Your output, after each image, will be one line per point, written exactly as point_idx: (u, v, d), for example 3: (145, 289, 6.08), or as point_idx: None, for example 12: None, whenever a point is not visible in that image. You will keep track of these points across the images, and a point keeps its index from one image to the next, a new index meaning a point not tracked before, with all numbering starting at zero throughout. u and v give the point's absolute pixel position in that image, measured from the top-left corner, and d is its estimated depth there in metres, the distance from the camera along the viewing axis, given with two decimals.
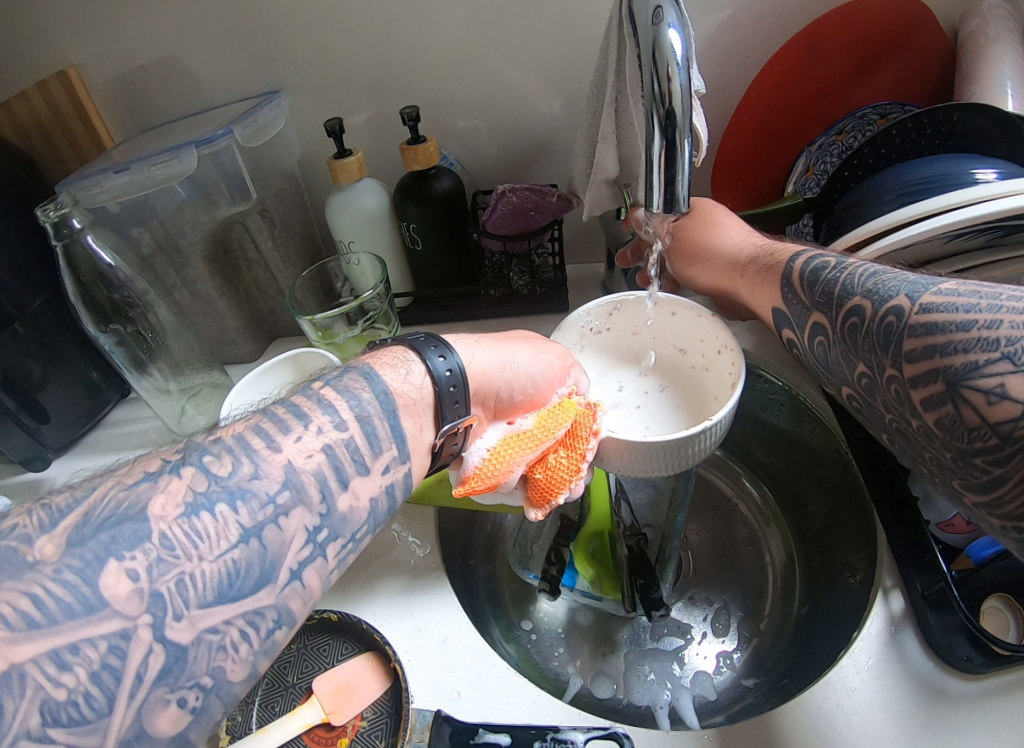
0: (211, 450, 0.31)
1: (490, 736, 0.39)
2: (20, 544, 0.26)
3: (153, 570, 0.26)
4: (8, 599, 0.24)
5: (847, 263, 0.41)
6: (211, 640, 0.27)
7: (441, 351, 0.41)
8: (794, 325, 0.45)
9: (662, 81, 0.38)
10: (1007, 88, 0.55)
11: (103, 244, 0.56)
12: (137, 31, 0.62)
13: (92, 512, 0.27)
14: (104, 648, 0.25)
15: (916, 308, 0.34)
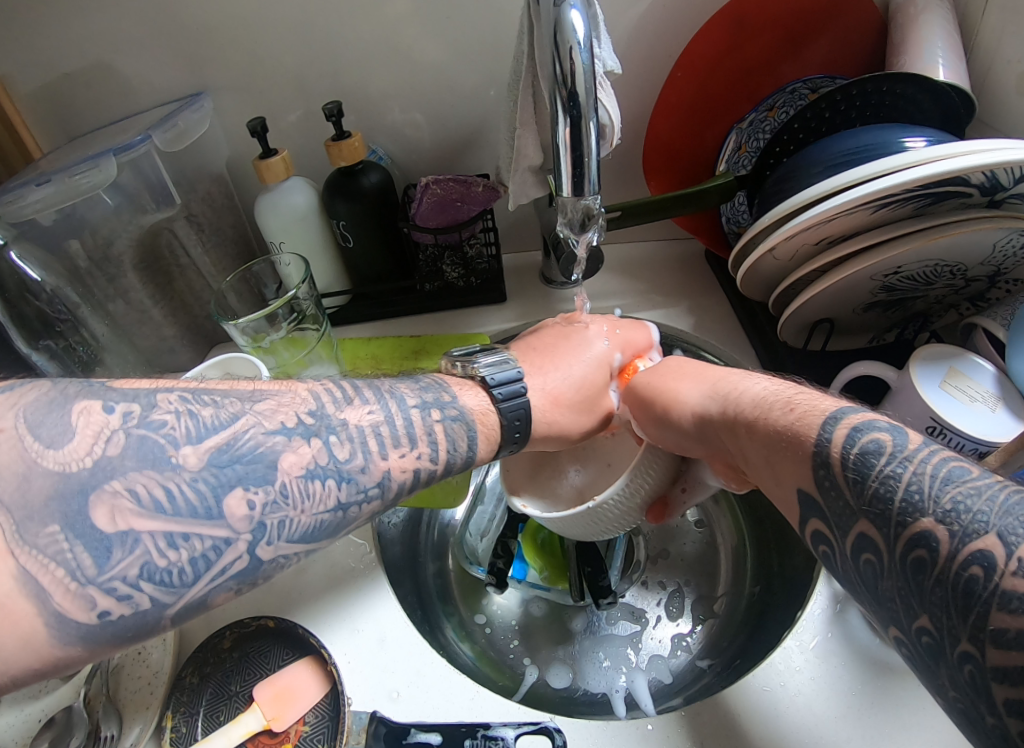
0: (338, 431, 0.33)
1: (421, 735, 0.39)
2: (168, 444, 0.27)
3: (267, 506, 0.29)
4: (145, 483, 0.26)
5: (912, 459, 0.27)
6: (280, 563, 0.31)
7: (514, 385, 0.43)
8: (829, 528, 0.29)
9: (564, 62, 0.38)
10: (937, 58, 0.52)
11: (29, 261, 0.55)
12: (51, 39, 0.60)
13: (235, 441, 0.29)
14: (209, 543, 0.27)
15: (1016, 561, 0.21)
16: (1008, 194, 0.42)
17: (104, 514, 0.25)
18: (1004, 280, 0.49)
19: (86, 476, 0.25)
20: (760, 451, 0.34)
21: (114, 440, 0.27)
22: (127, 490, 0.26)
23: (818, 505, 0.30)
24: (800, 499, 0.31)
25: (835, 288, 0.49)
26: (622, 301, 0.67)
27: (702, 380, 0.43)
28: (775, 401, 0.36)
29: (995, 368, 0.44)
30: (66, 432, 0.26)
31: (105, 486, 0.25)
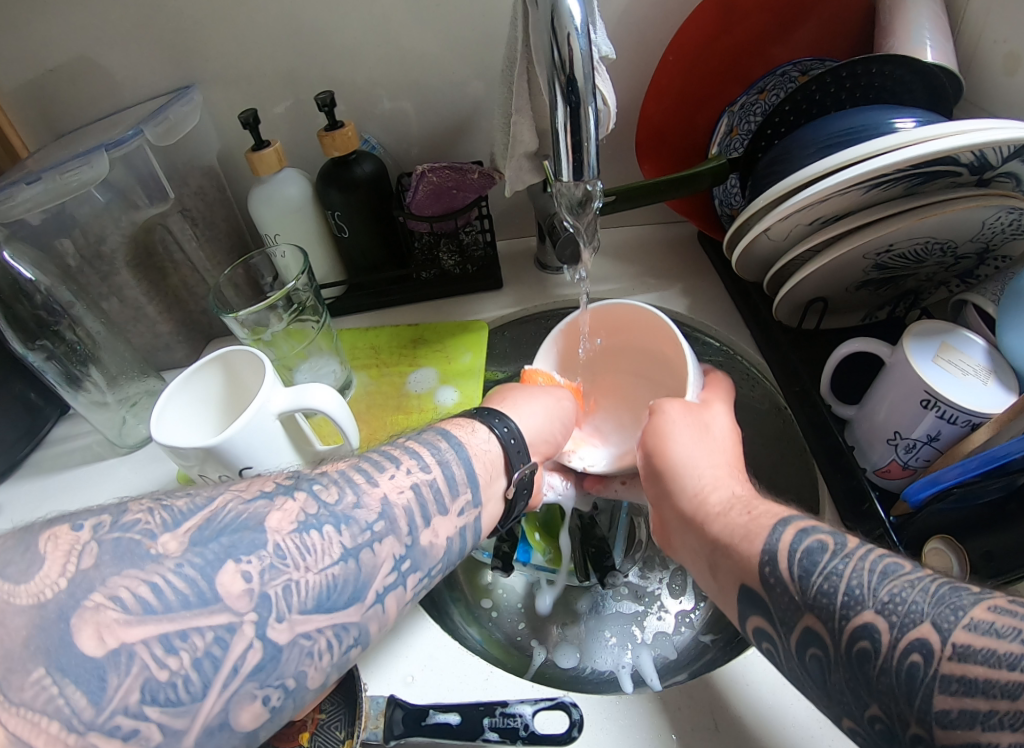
0: (320, 479, 0.35)
1: (440, 716, 0.39)
2: (144, 538, 0.28)
3: (264, 574, 0.29)
4: (127, 586, 0.26)
5: (851, 555, 0.30)
6: (302, 645, 0.29)
7: (499, 419, 0.45)
8: (776, 627, 0.31)
9: (562, 47, 0.38)
10: (925, 39, 0.52)
11: (21, 259, 0.54)
12: (34, 35, 0.59)
13: (214, 517, 0.30)
14: (210, 637, 0.27)
15: (949, 647, 0.24)
16: (997, 173, 0.43)
17: (90, 636, 0.24)
18: (993, 257, 0.50)
19: (64, 599, 0.25)
20: (706, 541, 0.37)
21: (87, 551, 0.26)
22: (110, 600, 0.25)
23: (761, 600, 0.32)
24: (743, 593, 0.33)
25: (828, 268, 0.50)
26: (617, 285, 0.68)
27: (704, 449, 0.43)
28: (736, 501, 0.38)
29: (986, 343, 0.45)
30: (34, 563, 0.25)
31: (85, 602, 0.25)
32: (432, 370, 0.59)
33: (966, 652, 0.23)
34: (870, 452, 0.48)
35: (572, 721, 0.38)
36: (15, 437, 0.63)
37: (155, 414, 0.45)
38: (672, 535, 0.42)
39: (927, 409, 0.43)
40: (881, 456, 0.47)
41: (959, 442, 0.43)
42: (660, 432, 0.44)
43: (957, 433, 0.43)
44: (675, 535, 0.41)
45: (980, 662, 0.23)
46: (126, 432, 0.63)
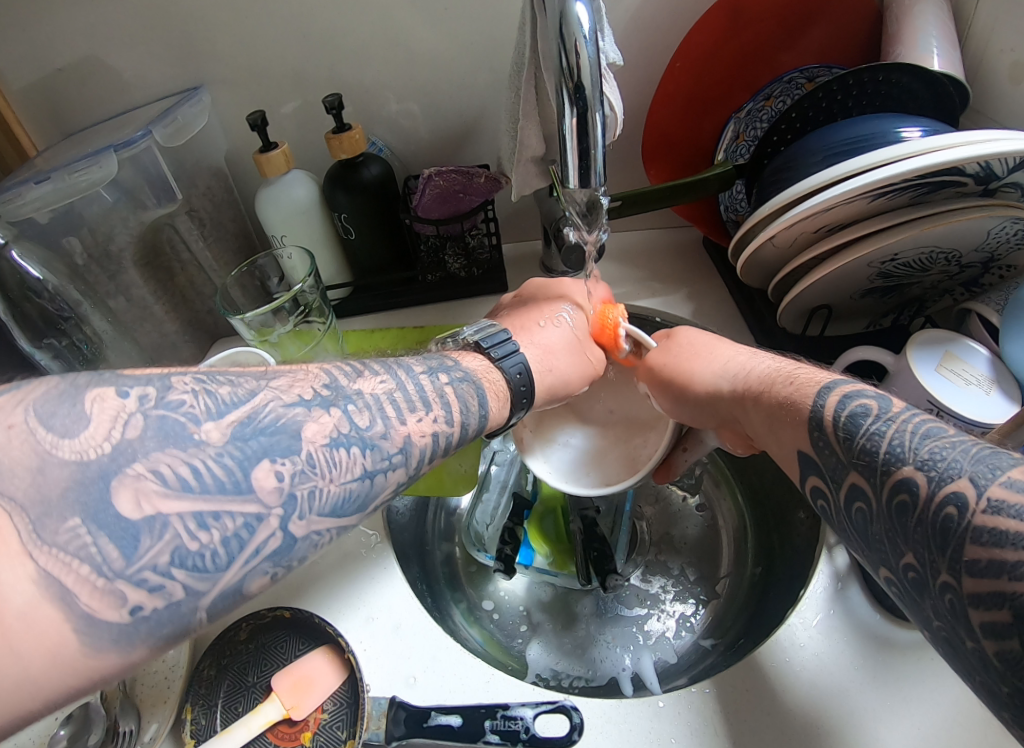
0: (355, 399, 0.33)
1: (442, 717, 0.40)
2: (188, 422, 0.27)
3: (295, 476, 0.29)
4: (167, 462, 0.25)
5: (895, 418, 0.31)
6: (312, 540, 0.30)
7: (510, 353, 0.46)
8: (826, 477, 0.33)
9: (570, 54, 0.38)
10: (931, 48, 0.53)
11: (30, 259, 0.55)
12: (45, 35, 0.59)
13: (256, 415, 0.29)
14: (240, 522, 0.27)
15: (984, 501, 0.24)
16: (1003, 182, 0.43)
17: (128, 499, 0.24)
18: (997, 267, 0.50)
19: (106, 462, 0.24)
20: (765, 413, 0.39)
21: (132, 423, 0.26)
22: (150, 472, 0.25)
23: (814, 461, 0.34)
24: (800, 457, 0.36)
25: (832, 276, 0.50)
26: (622, 289, 0.68)
27: (726, 353, 0.47)
28: (781, 375, 0.41)
29: (988, 352, 0.45)
30: (80, 420, 0.24)
31: (126, 469, 0.25)
32: None
33: (999, 506, 0.24)
34: None
35: (572, 724, 0.38)
36: None
37: None
38: (747, 433, 0.44)
39: None
40: None
41: None
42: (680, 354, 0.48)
43: None
44: (745, 425, 0.43)
45: (1012, 516, 0.23)
46: None
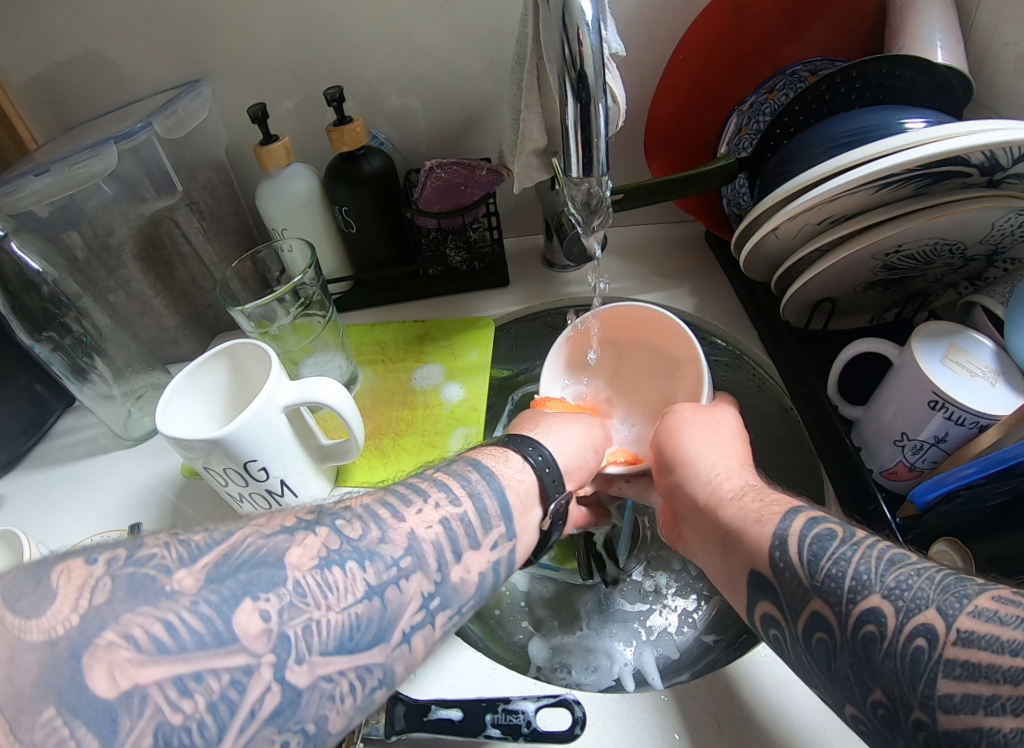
0: (343, 515, 0.33)
1: (442, 711, 0.39)
2: (160, 573, 0.26)
3: (284, 613, 0.28)
4: (141, 624, 0.24)
5: (859, 544, 0.32)
6: (322, 688, 0.28)
7: (531, 445, 0.44)
8: (783, 607, 0.33)
9: (573, 44, 0.37)
10: (935, 40, 0.52)
11: (29, 251, 0.54)
12: (45, 28, 0.59)
13: (232, 552, 0.29)
14: (227, 679, 0.25)
15: (955, 632, 0.26)
16: (1008, 174, 0.43)
17: (101, 675, 0.23)
18: (1001, 259, 0.50)
19: (75, 636, 0.23)
20: (716, 524, 0.39)
21: (101, 587, 0.25)
22: (123, 638, 0.24)
23: (772, 587, 0.34)
24: (752, 578, 0.35)
25: (836, 268, 0.50)
26: (624, 284, 0.67)
27: (718, 445, 0.45)
28: (749, 490, 0.40)
29: (994, 344, 0.45)
30: (46, 596, 0.24)
31: (98, 640, 0.24)
32: (438, 366, 0.59)
33: (969, 637, 0.25)
34: (879, 455, 0.48)
35: (575, 718, 0.38)
36: (21, 429, 0.63)
37: (159, 406, 0.45)
38: (679, 523, 0.44)
39: (935, 410, 0.43)
40: (889, 457, 0.47)
41: (967, 443, 0.42)
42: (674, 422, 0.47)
43: (966, 435, 0.43)
44: (686, 524, 0.42)
45: (985, 647, 0.25)
46: (131, 427, 0.63)
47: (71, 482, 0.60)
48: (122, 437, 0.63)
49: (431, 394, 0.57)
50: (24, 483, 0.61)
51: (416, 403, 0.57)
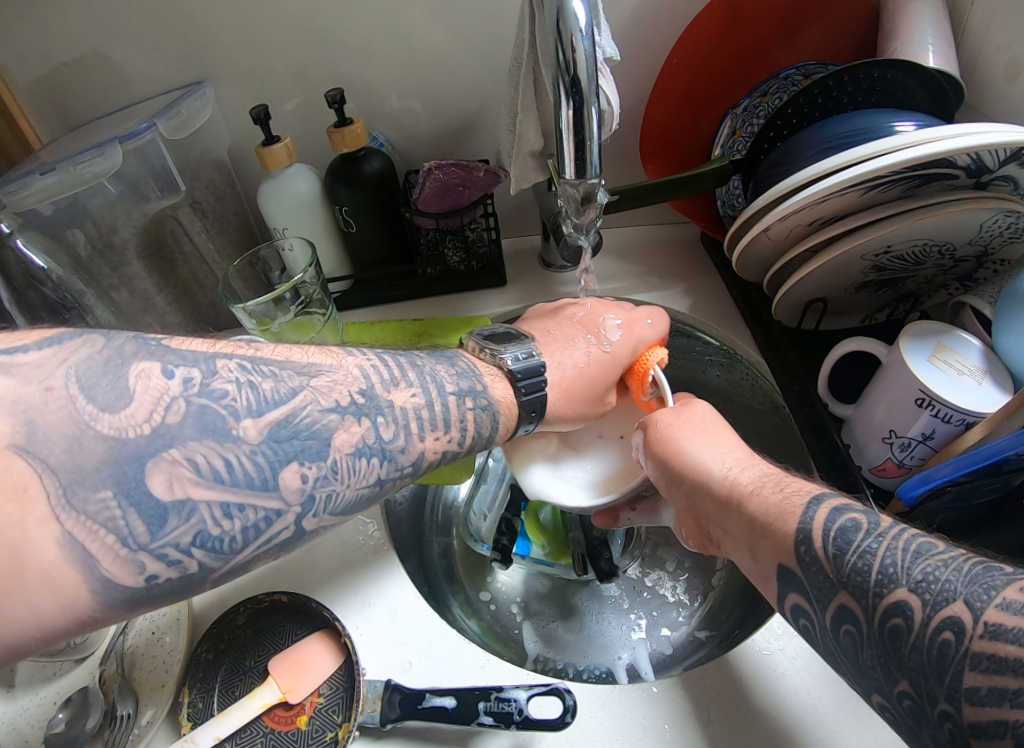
0: (384, 412, 0.35)
1: (436, 699, 0.39)
2: (228, 415, 0.29)
3: (317, 480, 0.31)
4: (204, 453, 0.27)
5: (885, 534, 0.31)
6: (317, 531, 0.32)
7: (527, 359, 0.44)
8: (810, 596, 0.32)
9: (566, 50, 0.38)
10: (927, 44, 0.53)
11: (34, 249, 0.55)
12: (52, 29, 0.60)
13: (292, 417, 0.31)
14: (260, 515, 0.29)
15: (981, 625, 0.25)
16: (994, 176, 0.44)
17: (162, 482, 0.26)
18: (991, 261, 0.51)
19: (142, 443, 0.26)
20: (742, 520, 0.37)
21: (173, 407, 0.27)
22: (185, 459, 0.27)
23: (799, 581, 0.32)
24: (781, 573, 0.34)
25: (826, 269, 0.51)
26: (620, 284, 0.68)
27: (719, 438, 0.44)
28: (767, 480, 0.38)
29: (982, 344, 0.46)
30: (122, 398, 0.26)
31: (162, 454, 0.26)
32: None
33: (997, 631, 0.25)
34: (867, 453, 0.49)
35: (566, 706, 0.38)
36: None
37: None
38: (710, 532, 0.42)
39: (922, 409, 0.44)
40: (878, 455, 0.48)
41: (953, 440, 0.43)
42: (674, 430, 0.45)
43: (952, 433, 0.43)
44: (715, 530, 0.40)
45: (1011, 641, 0.24)
46: None
47: None
48: None
49: None
50: None
51: None
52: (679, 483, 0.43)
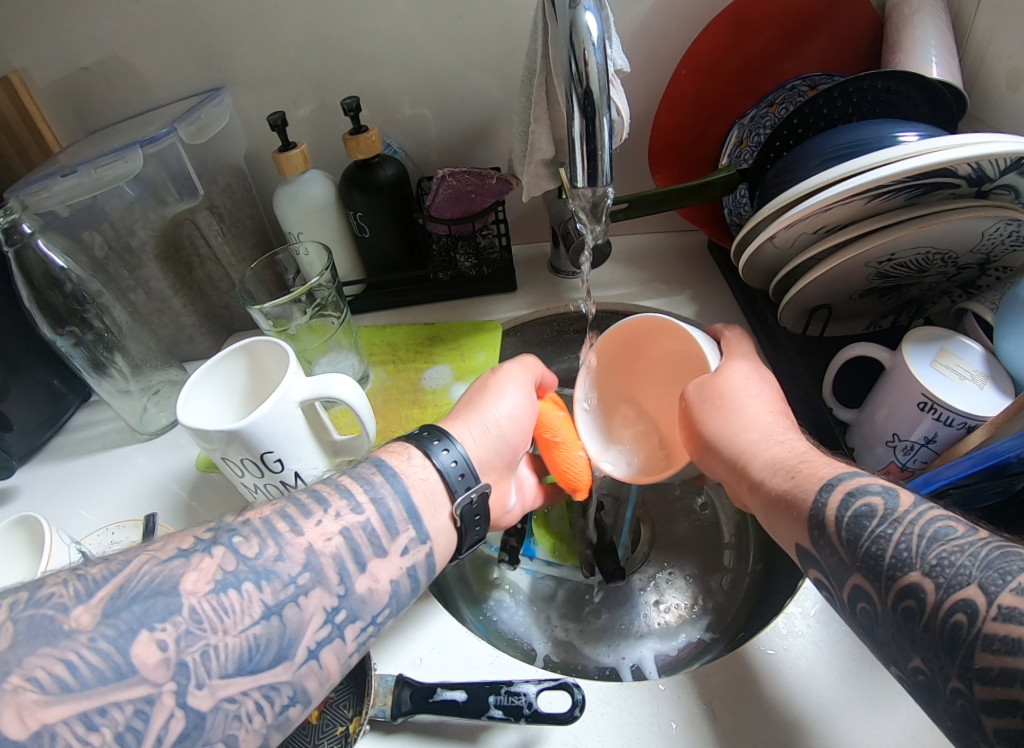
0: (239, 531, 0.34)
1: (447, 693, 0.40)
2: (58, 612, 0.28)
3: (181, 641, 0.29)
4: (43, 665, 0.26)
5: (901, 520, 0.32)
6: (228, 708, 0.29)
7: (443, 443, 0.43)
8: (828, 576, 0.35)
9: (578, 61, 0.40)
10: (930, 56, 0.54)
11: (54, 249, 0.56)
12: (77, 34, 0.62)
13: (126, 585, 0.30)
14: (130, 710, 0.27)
15: (994, 607, 0.26)
16: (997, 184, 0.45)
17: (11, 719, 0.24)
18: (993, 268, 0.52)
19: None
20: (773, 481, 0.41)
21: (3, 631, 0.26)
22: (27, 681, 0.25)
23: (817, 559, 0.36)
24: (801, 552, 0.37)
25: (831, 276, 0.52)
26: (627, 290, 0.70)
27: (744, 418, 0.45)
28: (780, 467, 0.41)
29: (983, 349, 0.46)
30: None
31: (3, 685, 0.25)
32: (447, 367, 0.61)
33: (1010, 613, 0.26)
34: (874, 455, 0.49)
35: (575, 701, 0.39)
36: (40, 421, 0.65)
37: (182, 403, 0.47)
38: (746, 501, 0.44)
39: (925, 412, 0.45)
40: (882, 458, 0.49)
41: (955, 443, 0.44)
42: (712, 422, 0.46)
43: (954, 436, 0.44)
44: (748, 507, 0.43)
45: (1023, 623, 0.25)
46: (147, 418, 0.66)
47: (88, 473, 0.63)
48: (138, 431, 0.65)
49: (439, 393, 0.59)
50: (44, 473, 0.63)
51: (425, 402, 0.59)
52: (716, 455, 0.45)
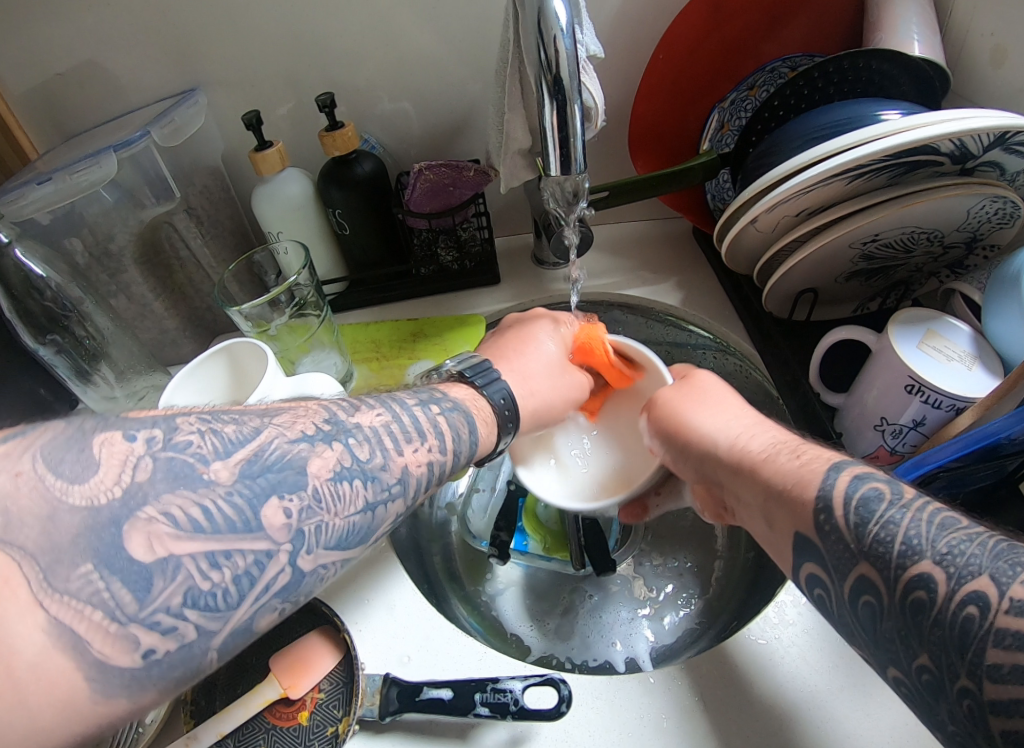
0: (355, 432, 0.33)
1: (433, 691, 0.40)
2: (197, 461, 0.27)
3: (302, 512, 0.29)
4: (178, 504, 0.25)
5: (909, 505, 0.30)
6: (319, 574, 0.30)
7: (496, 382, 0.46)
8: (826, 564, 0.32)
9: (548, 48, 0.39)
10: (911, 33, 0.53)
11: (32, 257, 0.56)
12: (47, 39, 0.61)
13: (261, 452, 0.29)
14: (250, 559, 0.27)
15: (1007, 600, 0.24)
16: (979, 161, 0.45)
17: (140, 543, 0.24)
18: (981, 246, 0.51)
19: (118, 508, 0.24)
20: (759, 489, 0.38)
21: (141, 466, 0.26)
22: (161, 515, 0.25)
23: (818, 549, 0.32)
24: (798, 540, 0.34)
25: (815, 258, 0.51)
26: (612, 279, 0.69)
27: (724, 412, 0.45)
28: (780, 447, 0.39)
29: (971, 329, 0.46)
30: (89, 466, 0.25)
31: (138, 513, 0.25)
32: (430, 362, 0.61)
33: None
34: (861, 439, 0.49)
35: (561, 696, 0.39)
36: None
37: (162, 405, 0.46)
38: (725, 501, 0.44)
39: (913, 394, 0.44)
40: (870, 442, 0.48)
41: (945, 425, 0.43)
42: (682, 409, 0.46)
43: (944, 417, 0.44)
44: (730, 497, 0.42)
45: None
46: None
47: None
48: None
49: None
50: None
51: None
52: (688, 454, 0.46)
